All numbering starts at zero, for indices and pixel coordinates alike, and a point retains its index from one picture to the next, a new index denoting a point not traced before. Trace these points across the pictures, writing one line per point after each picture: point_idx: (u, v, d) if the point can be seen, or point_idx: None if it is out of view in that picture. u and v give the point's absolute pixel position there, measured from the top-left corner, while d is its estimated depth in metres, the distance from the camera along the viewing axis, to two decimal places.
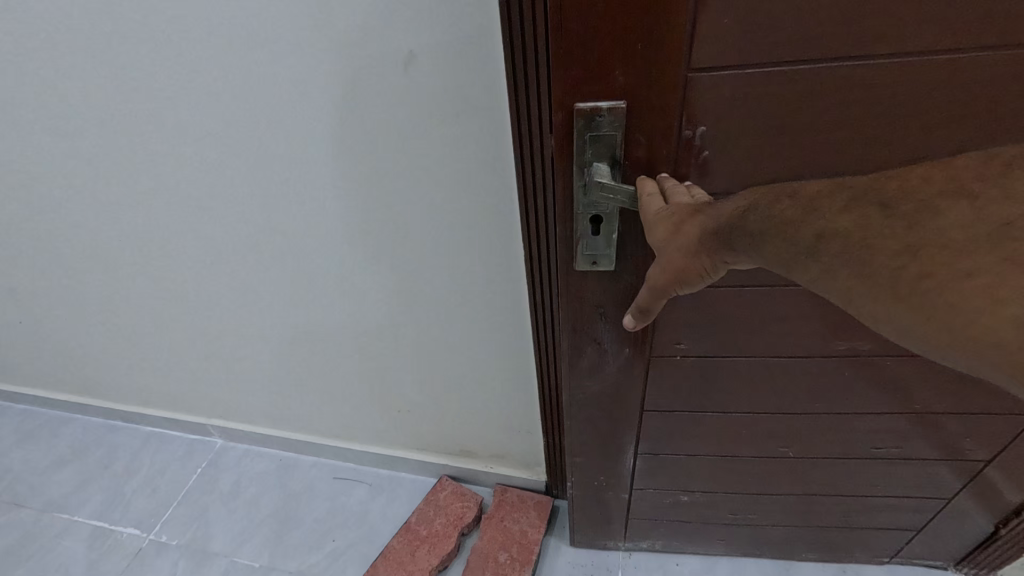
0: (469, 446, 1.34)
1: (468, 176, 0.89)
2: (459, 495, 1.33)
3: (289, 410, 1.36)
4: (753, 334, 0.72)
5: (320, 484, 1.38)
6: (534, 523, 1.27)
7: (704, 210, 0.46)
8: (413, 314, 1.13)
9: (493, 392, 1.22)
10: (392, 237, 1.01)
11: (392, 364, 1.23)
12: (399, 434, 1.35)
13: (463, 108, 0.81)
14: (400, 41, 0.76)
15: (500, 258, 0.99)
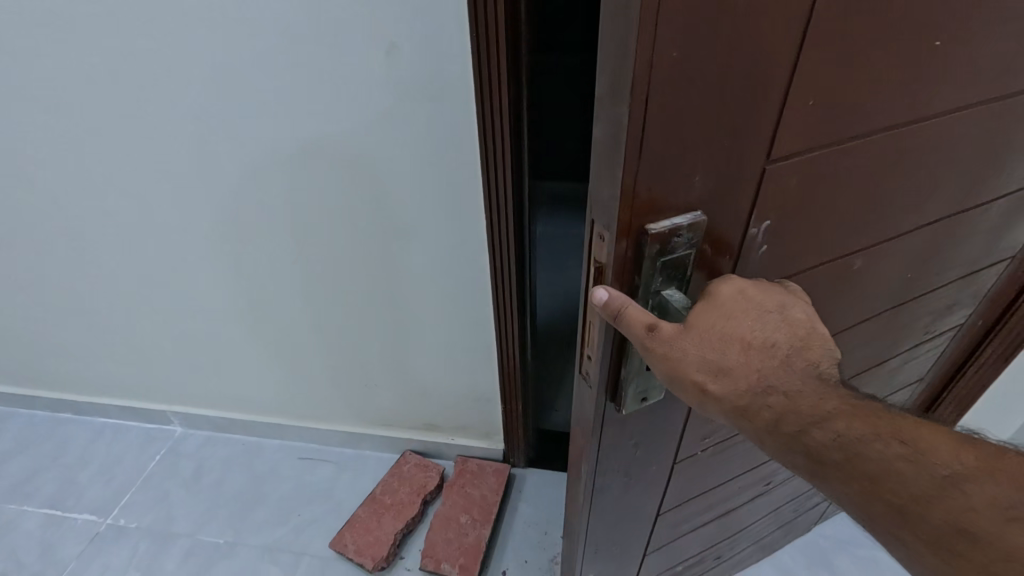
0: (431, 419, 1.27)
1: (439, 155, 0.87)
2: (423, 466, 1.28)
3: (251, 396, 1.34)
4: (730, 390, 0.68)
5: (285, 464, 1.36)
6: (493, 488, 1.21)
7: (749, 347, 0.44)
8: (370, 278, 1.06)
9: (454, 367, 1.17)
10: (361, 220, 0.97)
11: (354, 338, 1.17)
12: (359, 412, 1.31)
13: (437, 87, 0.80)
14: (382, 30, 0.76)
15: (467, 229, 0.96)
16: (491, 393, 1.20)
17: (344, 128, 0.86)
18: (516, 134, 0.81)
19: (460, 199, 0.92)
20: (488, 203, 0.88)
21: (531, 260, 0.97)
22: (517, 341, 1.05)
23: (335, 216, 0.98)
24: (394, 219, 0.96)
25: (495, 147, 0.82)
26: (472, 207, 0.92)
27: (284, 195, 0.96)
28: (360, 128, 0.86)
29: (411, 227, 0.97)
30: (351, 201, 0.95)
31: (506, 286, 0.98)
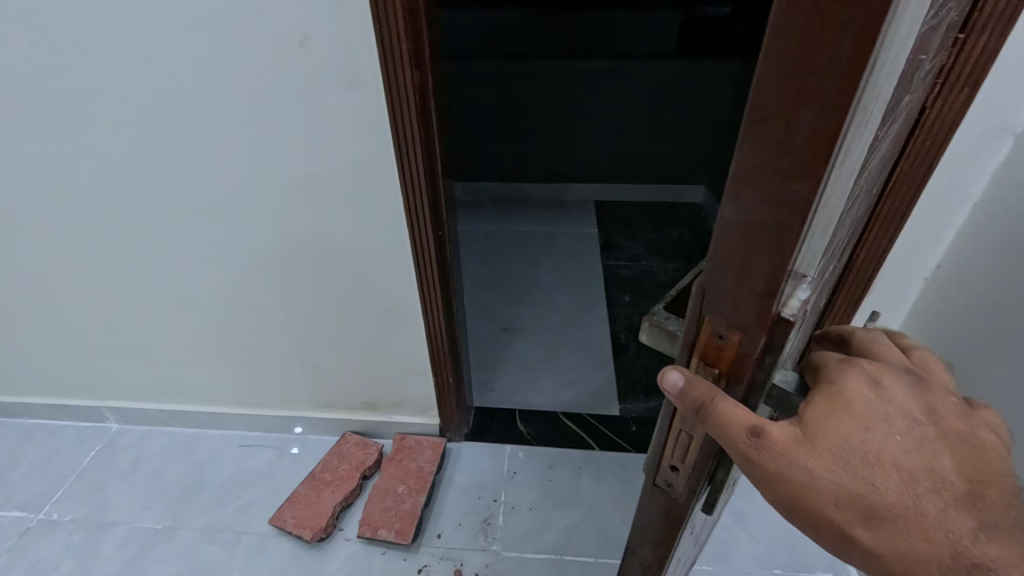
0: (368, 399, 1.33)
1: (356, 141, 0.90)
2: (363, 444, 1.35)
3: (186, 386, 1.36)
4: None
5: (225, 452, 1.39)
6: (429, 459, 1.31)
7: (899, 472, 0.38)
8: (297, 260, 1.08)
9: (386, 347, 1.21)
10: (288, 209, 1.00)
11: (287, 322, 1.19)
12: (295, 395, 1.34)
13: (349, 75, 0.83)
14: (293, 24, 0.79)
15: (387, 212, 0.98)
16: (422, 368, 1.24)
17: (261, 115, 0.89)
18: (425, 122, 0.86)
19: (378, 184, 0.94)
20: (404, 184, 0.92)
21: (447, 235, 1.03)
22: (440, 313, 1.11)
23: (256, 199, 0.99)
24: (320, 203, 0.98)
25: (406, 132, 0.86)
26: (389, 188, 0.95)
27: (206, 182, 0.98)
28: (276, 115, 0.88)
29: (338, 212, 0.99)
30: (271, 182, 0.97)
31: (427, 262, 1.03)
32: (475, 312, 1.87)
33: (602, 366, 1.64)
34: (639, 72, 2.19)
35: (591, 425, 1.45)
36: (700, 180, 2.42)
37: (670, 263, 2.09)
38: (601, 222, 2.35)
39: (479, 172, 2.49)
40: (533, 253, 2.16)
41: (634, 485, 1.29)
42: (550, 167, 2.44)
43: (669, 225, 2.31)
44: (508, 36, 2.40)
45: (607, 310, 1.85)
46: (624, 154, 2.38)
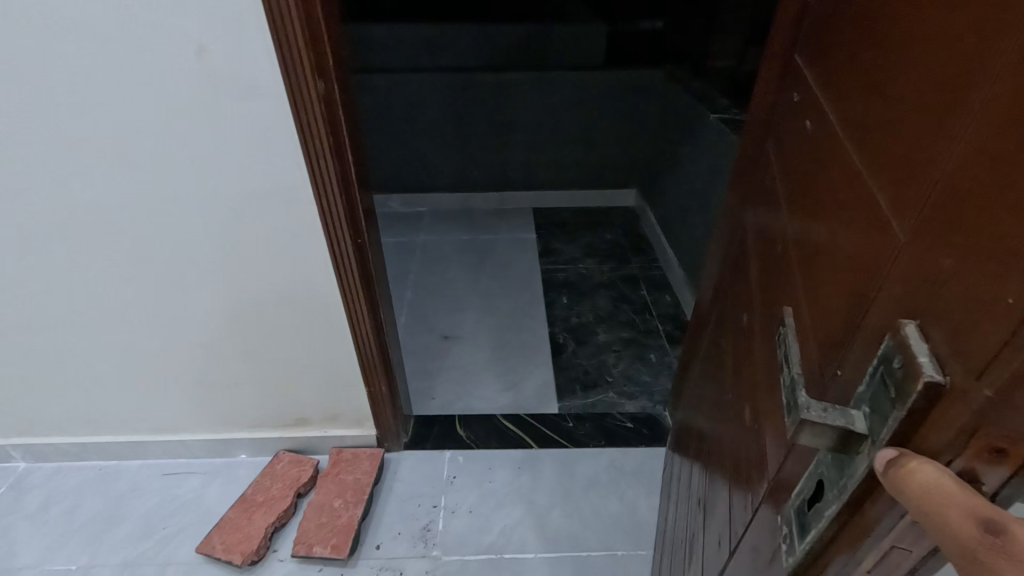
0: (300, 414, 1.31)
1: (262, 150, 0.89)
2: (296, 462, 1.32)
3: (101, 416, 1.28)
4: (745, 455, 0.59)
5: (148, 481, 1.32)
6: (367, 471, 1.29)
7: None
8: (212, 274, 1.05)
9: (313, 358, 1.20)
10: (197, 223, 0.97)
11: (209, 341, 1.16)
12: (223, 417, 1.30)
13: (250, 86, 0.83)
14: (187, 36, 0.78)
15: (302, 222, 0.98)
16: (353, 378, 1.23)
17: (160, 128, 0.86)
18: (332, 129, 0.87)
19: (291, 194, 0.94)
20: (317, 192, 0.93)
21: (368, 243, 1.04)
22: (367, 321, 1.12)
23: (164, 215, 0.96)
24: (232, 215, 0.97)
25: (315, 143, 0.87)
26: (302, 200, 0.95)
27: (105, 200, 0.94)
28: (177, 128, 0.86)
29: (252, 224, 0.98)
30: (178, 197, 0.94)
31: (348, 271, 1.04)
32: (415, 322, 1.87)
33: (541, 367, 1.67)
34: (566, 82, 2.27)
35: (529, 424, 1.47)
36: (630, 185, 2.52)
37: (605, 264, 2.16)
38: (539, 228, 2.41)
39: (415, 183, 2.50)
40: (472, 260, 2.18)
41: (571, 478, 1.33)
42: (487, 175, 2.48)
43: (603, 228, 2.40)
44: (440, 49, 2.45)
45: (545, 312, 1.90)
46: (557, 161, 2.46)
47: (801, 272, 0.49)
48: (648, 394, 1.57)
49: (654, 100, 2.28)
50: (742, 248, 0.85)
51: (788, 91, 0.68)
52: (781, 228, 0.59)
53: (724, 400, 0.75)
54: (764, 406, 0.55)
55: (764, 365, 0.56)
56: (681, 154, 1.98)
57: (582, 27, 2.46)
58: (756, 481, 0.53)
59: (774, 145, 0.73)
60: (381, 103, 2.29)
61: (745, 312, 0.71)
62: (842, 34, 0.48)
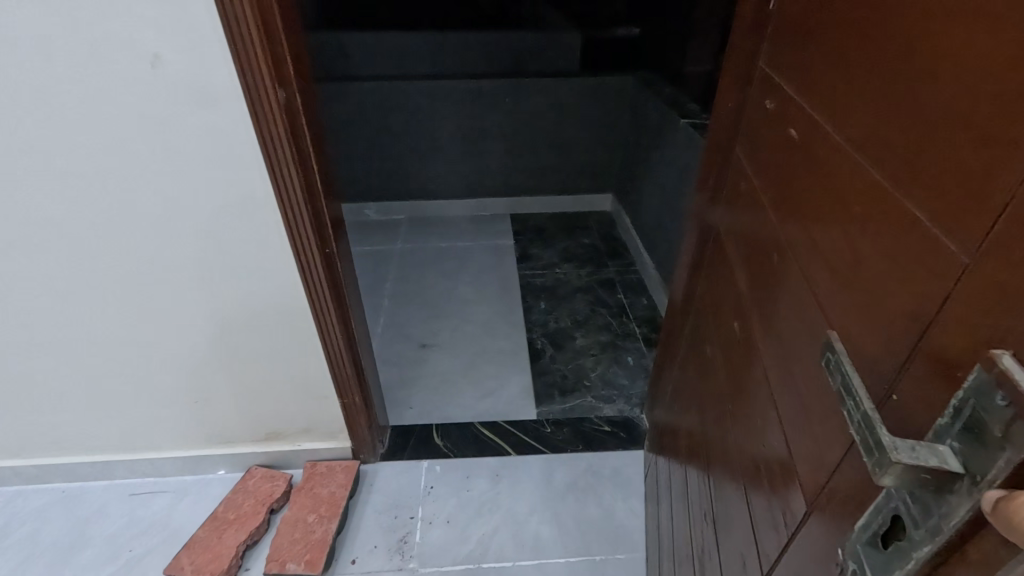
0: (271, 427, 1.28)
1: (223, 160, 0.88)
2: (269, 477, 1.29)
3: (62, 437, 1.24)
4: (769, 464, 0.57)
5: (114, 502, 1.28)
6: (342, 484, 1.27)
7: None
8: (175, 287, 1.02)
9: (283, 371, 1.18)
10: (158, 236, 0.95)
11: (175, 356, 1.13)
12: (192, 433, 1.27)
13: (208, 96, 0.81)
14: (141, 46, 0.77)
15: (267, 233, 0.96)
16: (325, 390, 1.21)
17: (115, 139, 0.84)
18: (294, 138, 0.87)
19: (254, 205, 0.93)
20: (281, 202, 0.92)
21: (336, 252, 1.04)
22: (338, 332, 1.11)
23: (122, 228, 0.94)
24: (193, 227, 0.95)
25: (277, 153, 0.87)
26: (266, 210, 0.94)
27: (59, 214, 0.91)
28: (133, 139, 0.85)
29: (216, 235, 0.96)
30: (137, 210, 0.92)
31: (316, 281, 1.03)
32: (392, 331, 1.85)
33: (519, 373, 1.67)
34: (539, 89, 2.29)
35: (507, 431, 1.47)
36: (606, 189, 2.54)
37: (582, 269, 2.17)
38: (516, 234, 2.41)
39: (391, 191, 2.49)
40: (449, 268, 2.17)
41: (549, 484, 1.33)
42: (463, 182, 2.48)
43: (580, 233, 2.41)
44: (414, 57, 2.47)
45: (523, 318, 1.90)
46: (533, 167, 2.47)
47: (817, 282, 0.49)
48: (625, 397, 1.58)
49: (626, 106, 2.31)
50: (718, 251, 0.86)
51: (761, 102, 0.70)
52: (775, 238, 0.59)
53: (726, 408, 0.74)
54: (787, 415, 0.54)
55: (784, 372, 0.55)
56: (653, 158, 2.01)
57: (553, 34, 2.48)
58: (790, 491, 0.52)
59: (746, 153, 0.74)
60: (354, 112, 2.27)
61: (739, 319, 0.71)
62: (834, 50, 0.49)
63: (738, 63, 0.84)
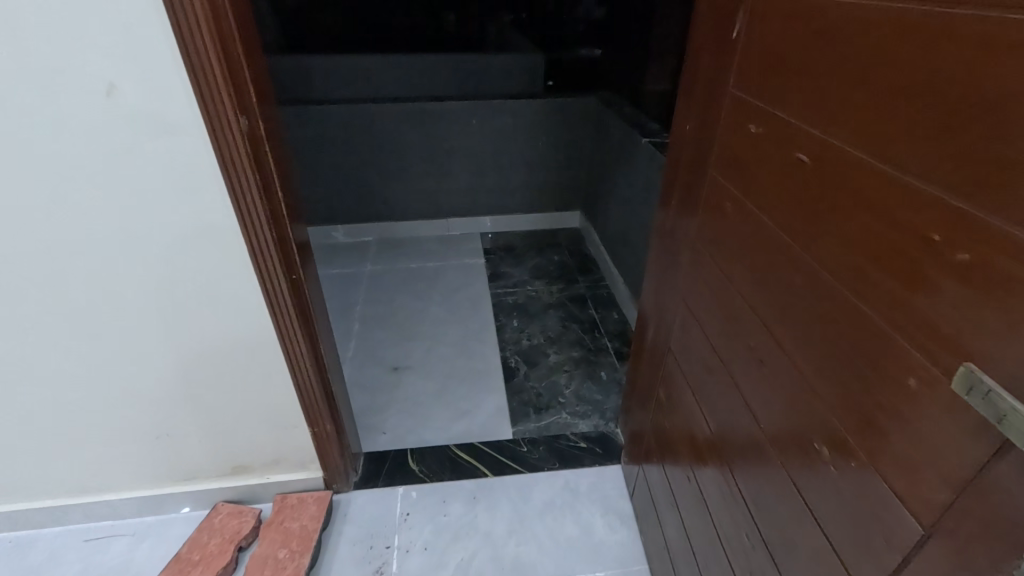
0: (238, 461, 1.24)
1: (182, 188, 0.86)
2: (236, 513, 1.24)
3: (10, 482, 1.16)
4: (843, 488, 0.53)
5: (68, 550, 1.21)
6: (314, 516, 1.23)
7: None
8: (132, 319, 0.99)
9: (249, 401, 1.14)
10: (113, 267, 0.92)
11: (133, 391, 1.08)
12: (152, 470, 1.21)
13: (167, 124, 0.80)
14: (95, 74, 0.75)
15: (230, 262, 0.94)
16: (293, 420, 1.18)
17: (67, 169, 0.82)
18: (258, 166, 0.86)
19: (215, 234, 0.91)
20: (245, 231, 0.90)
21: (303, 278, 1.02)
22: (307, 359, 1.09)
23: (74, 261, 0.90)
24: (151, 256, 0.92)
25: (241, 181, 0.86)
26: (228, 239, 0.92)
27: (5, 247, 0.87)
28: (86, 168, 0.82)
29: (176, 265, 0.93)
30: (90, 241, 0.89)
31: (283, 308, 1.01)
32: (363, 355, 1.83)
33: (493, 392, 1.66)
34: (504, 110, 2.32)
35: (483, 452, 1.46)
36: (574, 207, 2.59)
37: (553, 285, 2.19)
38: (487, 253, 2.42)
39: (359, 214, 2.47)
40: (420, 288, 2.16)
41: (527, 504, 1.32)
42: (432, 202, 2.49)
43: (550, 250, 2.44)
44: (378, 80, 2.48)
45: (496, 337, 1.90)
46: (501, 187, 2.50)
47: (874, 305, 0.48)
48: (599, 412, 1.59)
49: (589, 126, 2.37)
50: (696, 267, 0.88)
51: (743, 128, 0.72)
52: (799, 261, 0.59)
53: (755, 425, 0.70)
54: (859, 436, 0.51)
55: (842, 392, 0.53)
56: (618, 176, 2.06)
57: (516, 57, 2.53)
58: (889, 517, 0.48)
59: (728, 177, 0.76)
60: (319, 135, 2.26)
61: (752, 340, 0.70)
62: (847, 78, 0.50)
63: (696, 89, 0.88)
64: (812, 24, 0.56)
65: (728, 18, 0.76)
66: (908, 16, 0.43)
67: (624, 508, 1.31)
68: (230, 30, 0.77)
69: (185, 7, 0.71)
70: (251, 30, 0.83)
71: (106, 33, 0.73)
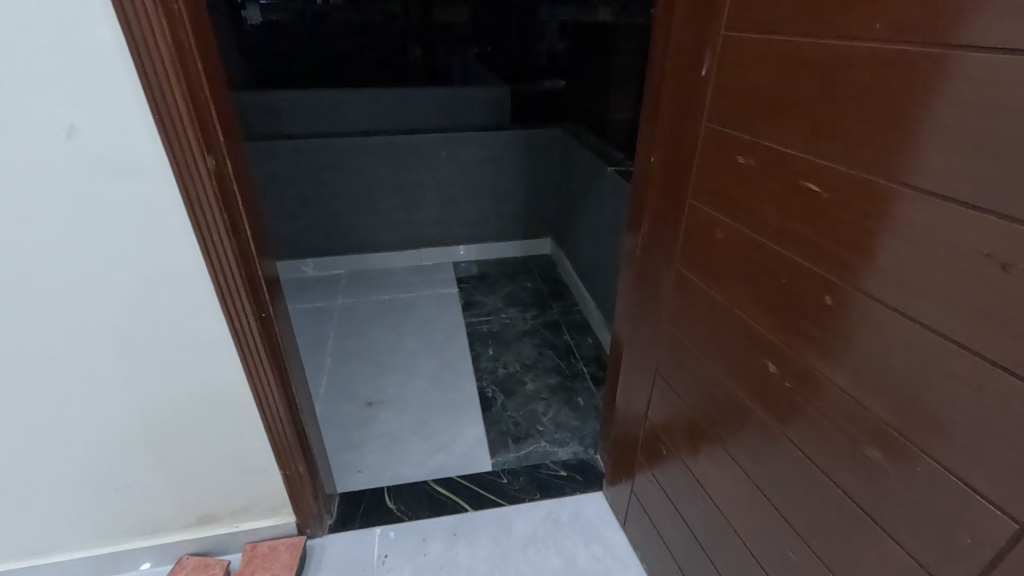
0: (204, 510, 1.18)
1: (145, 229, 0.84)
2: (203, 567, 1.17)
3: None
4: (913, 494, 0.53)
5: None
6: (287, 564, 1.18)
7: None
8: (88, 366, 0.94)
9: (216, 447, 1.10)
10: (69, 313, 0.88)
11: (91, 442, 1.02)
12: (110, 525, 1.14)
13: (132, 164, 0.79)
14: (55, 116, 0.74)
15: (199, 302, 0.92)
16: (264, 463, 1.14)
17: (22, 214, 0.79)
18: (225, 203, 0.85)
19: (183, 274, 0.89)
20: (212, 267, 0.88)
21: (273, 315, 1.00)
22: (278, 404, 1.06)
23: (28, 307, 0.86)
24: (112, 300, 0.88)
25: (207, 219, 0.84)
26: (197, 278, 0.90)
27: None
28: (45, 212, 0.79)
29: (139, 308, 0.90)
30: (46, 285, 0.85)
31: (253, 348, 0.98)
32: (337, 392, 1.78)
33: (472, 424, 1.64)
34: (473, 142, 2.36)
35: (464, 486, 1.43)
36: (545, 234, 2.63)
37: (528, 312, 2.20)
38: (460, 282, 2.42)
39: (329, 247, 2.45)
40: (393, 320, 2.14)
41: (509, 537, 1.29)
42: (402, 234, 2.49)
43: (523, 277, 2.46)
44: (347, 114, 2.51)
45: (471, 367, 1.88)
46: (472, 216, 2.52)
47: (925, 319, 0.49)
48: (579, 438, 1.59)
49: (555, 156, 2.42)
50: (685, 292, 0.89)
51: (729, 159, 0.74)
52: (820, 282, 0.60)
53: (783, 439, 0.70)
54: (924, 443, 0.51)
55: (895, 405, 0.53)
56: (585, 205, 2.11)
57: (483, 90, 2.59)
58: (970, 513, 0.48)
59: (716, 206, 0.78)
60: (287, 170, 2.25)
61: (769, 361, 0.70)
62: (853, 109, 0.53)
63: (663, 122, 0.92)
64: (795, 61, 0.59)
65: (694, 58, 0.80)
66: (921, 57, 0.46)
67: (609, 536, 1.30)
68: (196, 69, 0.77)
69: (150, 47, 0.72)
70: (217, 70, 0.83)
71: (69, 76, 0.72)
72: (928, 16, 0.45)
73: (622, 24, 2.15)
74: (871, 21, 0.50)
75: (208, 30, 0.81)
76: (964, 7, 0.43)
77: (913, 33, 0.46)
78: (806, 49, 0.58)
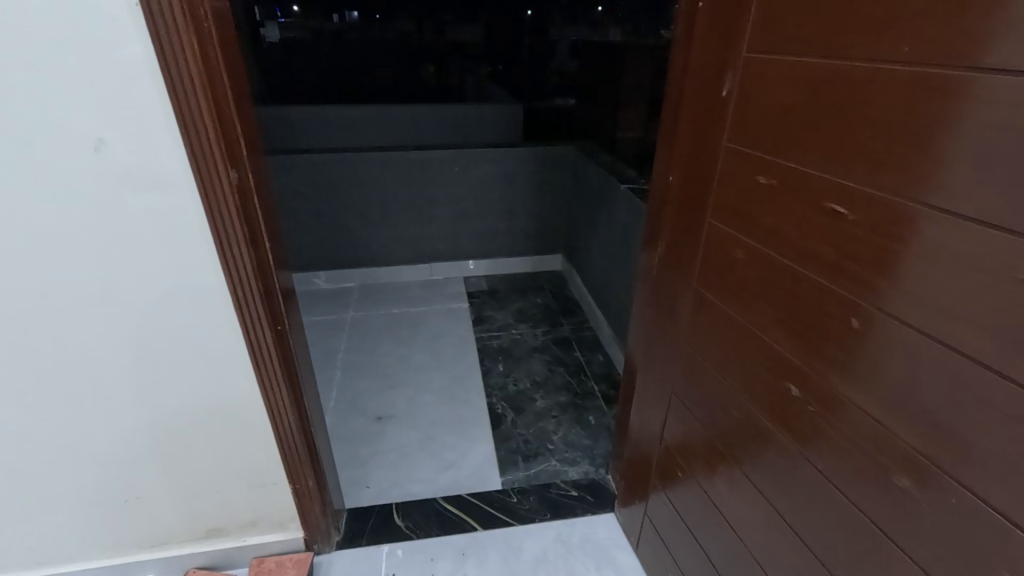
0: (213, 523, 1.17)
1: (165, 240, 0.85)
2: None
3: None
4: (943, 526, 0.51)
5: None
6: None
7: None
8: (104, 375, 0.94)
9: (227, 459, 1.09)
10: (91, 322, 0.89)
11: (107, 452, 1.03)
12: (120, 538, 1.13)
13: (156, 177, 0.80)
14: (85, 130, 0.75)
15: (216, 313, 0.92)
16: (273, 476, 1.13)
17: (46, 222, 0.80)
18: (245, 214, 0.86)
19: (202, 285, 0.89)
20: (230, 278, 0.89)
21: (288, 328, 1.00)
22: (291, 417, 1.06)
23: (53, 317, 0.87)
24: (130, 310, 0.89)
25: (228, 230, 0.85)
26: (215, 289, 0.90)
27: None
28: (69, 223, 0.80)
29: (157, 319, 0.91)
30: (67, 294, 0.85)
31: (267, 362, 0.98)
32: (346, 406, 1.77)
33: (482, 440, 1.62)
34: (487, 158, 2.38)
35: (473, 505, 1.41)
36: (555, 250, 2.63)
37: (538, 329, 2.19)
38: (471, 297, 2.42)
39: (342, 260, 2.46)
40: (403, 335, 2.14)
41: (518, 559, 1.27)
42: (415, 248, 2.50)
43: (534, 293, 2.45)
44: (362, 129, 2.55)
45: (481, 382, 1.87)
46: (483, 232, 2.53)
47: (957, 344, 0.48)
48: (589, 458, 1.57)
49: (567, 173, 2.44)
50: (703, 311, 0.88)
51: (751, 179, 0.74)
52: (845, 304, 0.59)
53: (806, 463, 0.68)
54: (955, 472, 0.49)
55: (925, 432, 0.52)
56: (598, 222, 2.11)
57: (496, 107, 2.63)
58: (1008, 548, 0.46)
59: (737, 225, 0.78)
60: (303, 184, 2.28)
61: (791, 384, 0.69)
62: (878, 129, 0.53)
63: (683, 141, 0.92)
64: (820, 82, 0.59)
65: (714, 78, 0.80)
66: (952, 78, 0.46)
67: (620, 560, 1.27)
68: (223, 83, 0.78)
69: (179, 63, 0.73)
70: (242, 87, 0.85)
71: (99, 90, 0.73)
72: (957, 39, 0.45)
73: (635, 44, 2.17)
74: (897, 44, 0.50)
75: (235, 48, 0.83)
76: (991, 30, 0.43)
77: (942, 55, 0.46)
78: (831, 70, 0.58)
